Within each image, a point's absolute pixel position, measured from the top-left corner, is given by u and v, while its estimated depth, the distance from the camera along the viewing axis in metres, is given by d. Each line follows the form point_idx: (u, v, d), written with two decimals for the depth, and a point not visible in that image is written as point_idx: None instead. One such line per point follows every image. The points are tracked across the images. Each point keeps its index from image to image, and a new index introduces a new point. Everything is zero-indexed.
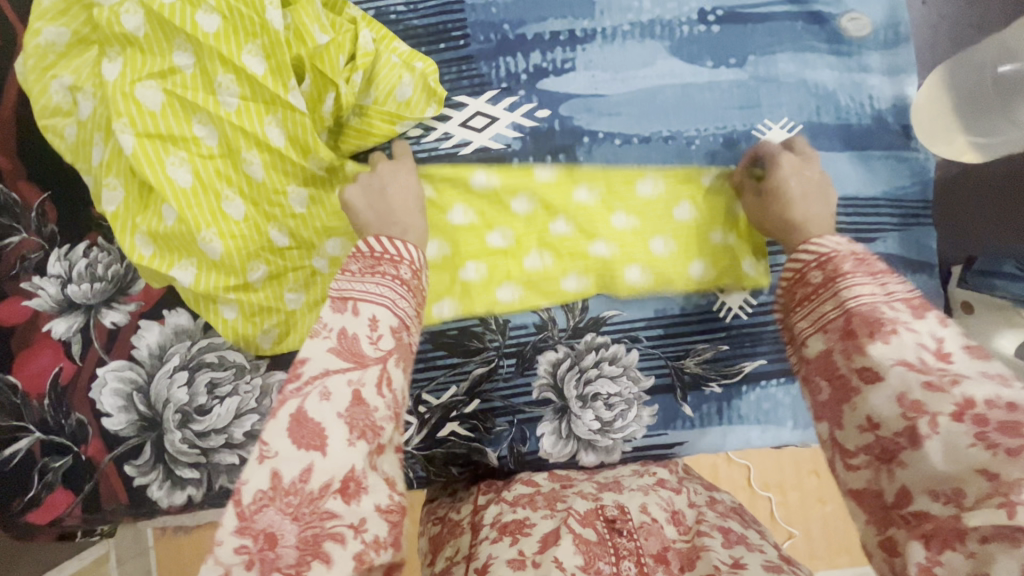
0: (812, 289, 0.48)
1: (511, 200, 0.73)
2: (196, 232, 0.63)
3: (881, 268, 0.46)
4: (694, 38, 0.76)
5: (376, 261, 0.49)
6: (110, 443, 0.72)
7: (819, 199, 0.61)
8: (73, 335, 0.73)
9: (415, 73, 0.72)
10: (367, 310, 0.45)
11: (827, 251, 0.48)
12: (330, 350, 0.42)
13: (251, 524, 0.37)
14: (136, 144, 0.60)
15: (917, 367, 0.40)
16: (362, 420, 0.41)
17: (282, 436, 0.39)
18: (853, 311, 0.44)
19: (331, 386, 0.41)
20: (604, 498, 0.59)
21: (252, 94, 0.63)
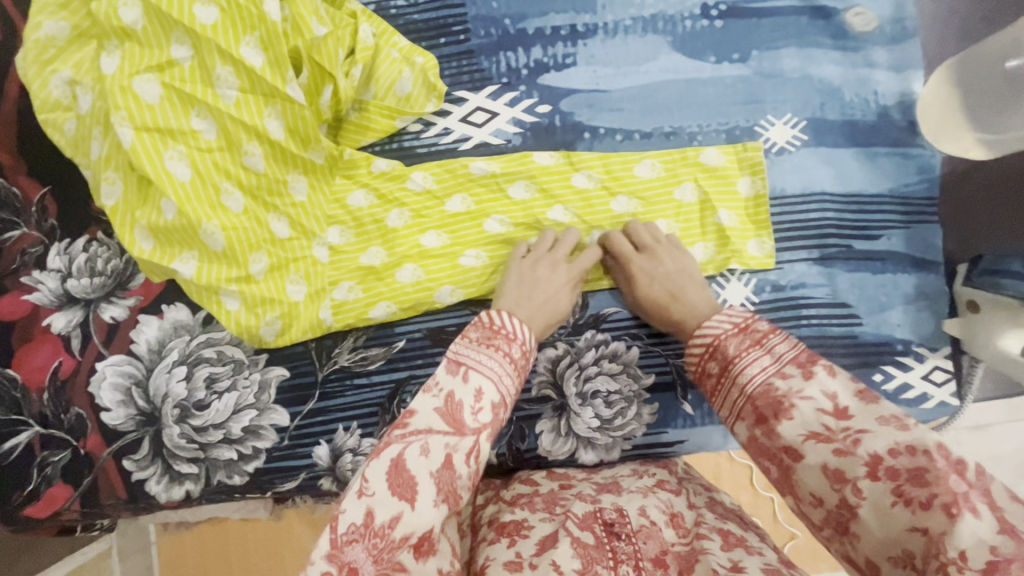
0: (715, 378, 0.52)
1: (508, 185, 0.73)
2: (198, 225, 0.62)
3: (762, 331, 0.50)
4: (697, 33, 0.75)
5: (494, 334, 0.58)
6: (109, 437, 0.72)
7: (685, 285, 0.67)
8: (73, 329, 0.73)
9: (416, 68, 0.72)
10: (475, 380, 0.53)
11: (712, 339, 0.52)
12: (436, 409, 0.50)
13: (339, 554, 0.41)
14: (135, 138, 0.59)
15: (823, 436, 0.42)
16: (449, 485, 0.47)
17: (380, 479, 0.45)
18: (754, 395, 0.47)
19: (431, 445, 0.47)
20: (602, 500, 0.59)
21: (251, 86, 0.63)
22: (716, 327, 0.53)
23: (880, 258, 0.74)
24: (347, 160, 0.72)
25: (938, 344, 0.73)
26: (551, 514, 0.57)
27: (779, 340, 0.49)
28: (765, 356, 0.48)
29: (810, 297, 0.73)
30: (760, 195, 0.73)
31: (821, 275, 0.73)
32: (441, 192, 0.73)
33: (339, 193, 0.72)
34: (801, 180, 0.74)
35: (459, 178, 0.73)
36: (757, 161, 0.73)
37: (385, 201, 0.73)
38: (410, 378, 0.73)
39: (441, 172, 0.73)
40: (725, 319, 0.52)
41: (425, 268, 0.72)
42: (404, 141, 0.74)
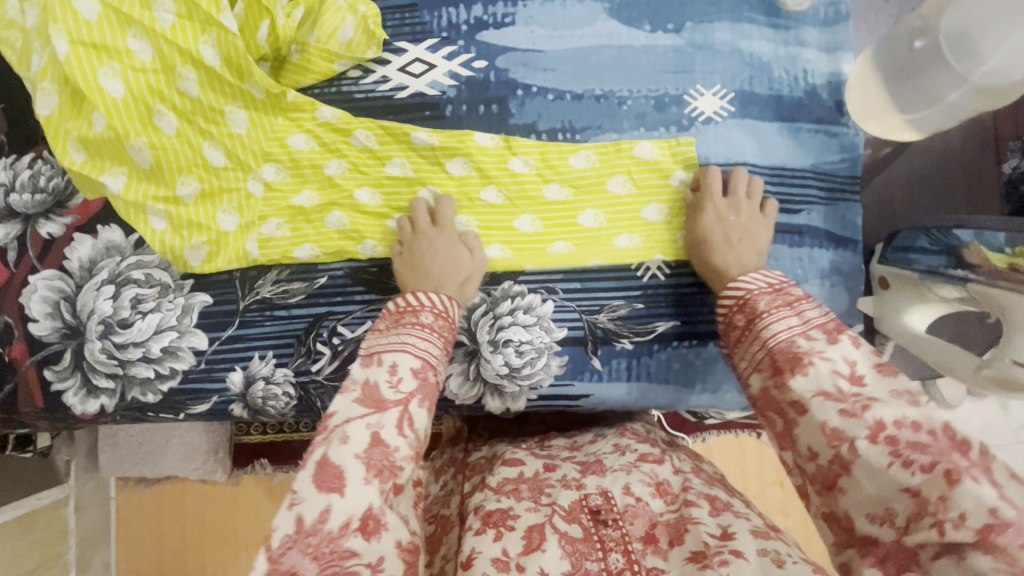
0: (740, 329, 0.59)
1: (447, 160, 0.75)
2: (126, 140, 0.66)
3: (795, 297, 0.57)
4: (634, 2, 0.77)
5: (401, 314, 0.61)
6: (34, 347, 0.74)
7: (743, 245, 0.69)
8: (10, 241, 0.75)
9: (358, 16, 0.75)
10: (389, 358, 0.54)
11: (743, 295, 0.60)
12: (354, 399, 0.50)
13: (278, 566, 0.41)
14: (70, 51, 0.62)
15: (832, 395, 0.47)
16: (380, 461, 0.47)
17: (307, 484, 0.45)
18: (775, 350, 0.53)
19: (348, 431, 0.48)
20: (586, 484, 0.58)
21: (188, 13, 0.66)
22: (751, 283, 0.60)
23: (799, 231, 0.75)
24: (290, 102, 0.74)
25: (852, 320, 0.74)
26: (536, 504, 0.55)
27: (811, 307, 0.55)
28: (793, 316, 0.54)
29: None
30: (692, 189, 0.74)
31: None
32: (381, 152, 0.75)
33: (280, 134, 0.75)
34: (724, 150, 0.75)
35: (400, 142, 0.75)
36: (689, 156, 0.74)
37: (326, 148, 0.75)
38: (328, 313, 0.75)
39: (385, 134, 0.75)
40: (762, 279, 0.60)
41: (355, 220, 0.75)
42: (343, 86, 0.77)
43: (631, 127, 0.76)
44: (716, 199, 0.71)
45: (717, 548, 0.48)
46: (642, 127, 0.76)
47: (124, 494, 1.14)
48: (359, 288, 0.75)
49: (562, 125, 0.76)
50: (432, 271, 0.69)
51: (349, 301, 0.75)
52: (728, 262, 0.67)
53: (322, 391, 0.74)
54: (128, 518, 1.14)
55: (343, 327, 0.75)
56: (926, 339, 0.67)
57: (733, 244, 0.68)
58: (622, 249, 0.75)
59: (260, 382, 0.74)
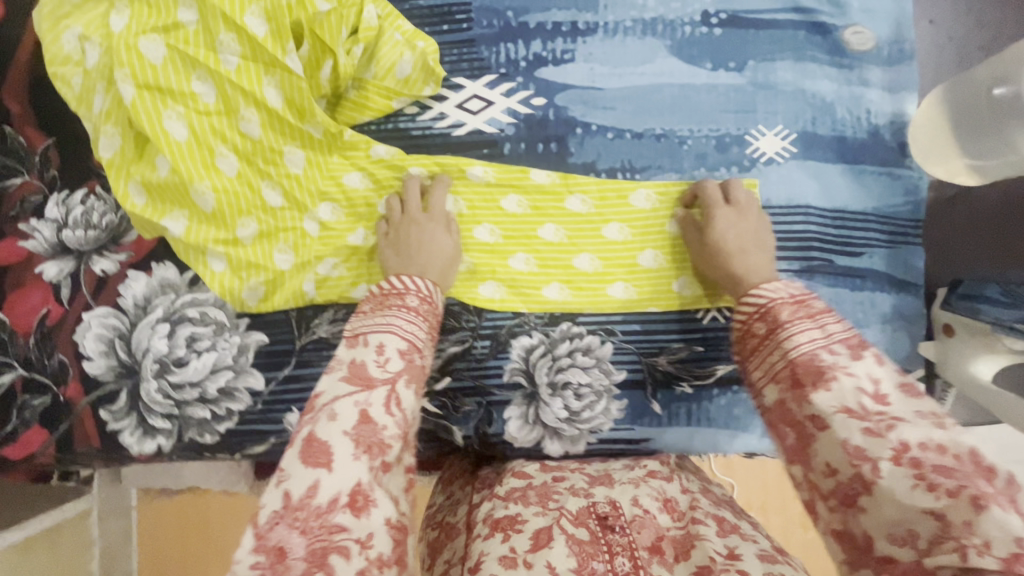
0: (758, 338, 0.54)
1: (502, 198, 0.74)
2: (190, 184, 0.65)
3: (818, 309, 0.52)
4: (695, 39, 0.76)
5: (386, 296, 0.61)
6: (89, 387, 0.74)
7: (755, 249, 0.66)
8: (63, 279, 0.75)
9: (416, 51, 0.73)
10: (376, 339, 0.55)
11: (765, 303, 0.55)
12: (342, 377, 0.51)
13: (265, 541, 0.43)
14: (136, 96, 0.62)
15: (856, 413, 0.44)
16: (369, 437, 0.48)
17: (295, 460, 0.46)
18: (796, 360, 0.50)
19: (337, 408, 0.49)
20: (595, 494, 0.60)
21: (252, 54, 0.65)
22: (772, 292, 0.55)
23: (861, 275, 0.74)
24: (346, 140, 0.72)
25: (911, 365, 0.74)
26: (544, 509, 0.56)
27: (836, 320, 0.51)
28: (815, 329, 0.50)
29: None
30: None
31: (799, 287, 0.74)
32: None
33: (335, 172, 0.72)
34: (786, 192, 0.74)
35: (456, 180, 0.74)
36: None
37: (381, 186, 0.73)
38: None
39: (438, 169, 0.74)
40: (783, 290, 0.55)
41: None
42: (399, 122, 0.76)
43: (692, 167, 0.75)
44: (720, 209, 0.69)
45: (724, 565, 0.48)
46: (703, 168, 0.75)
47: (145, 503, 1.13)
48: None
49: (621, 164, 0.75)
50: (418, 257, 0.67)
51: None
52: (748, 266, 0.64)
53: None
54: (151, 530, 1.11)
55: None
56: (994, 388, 0.69)
57: (749, 250, 0.65)
58: (680, 292, 0.74)
59: None
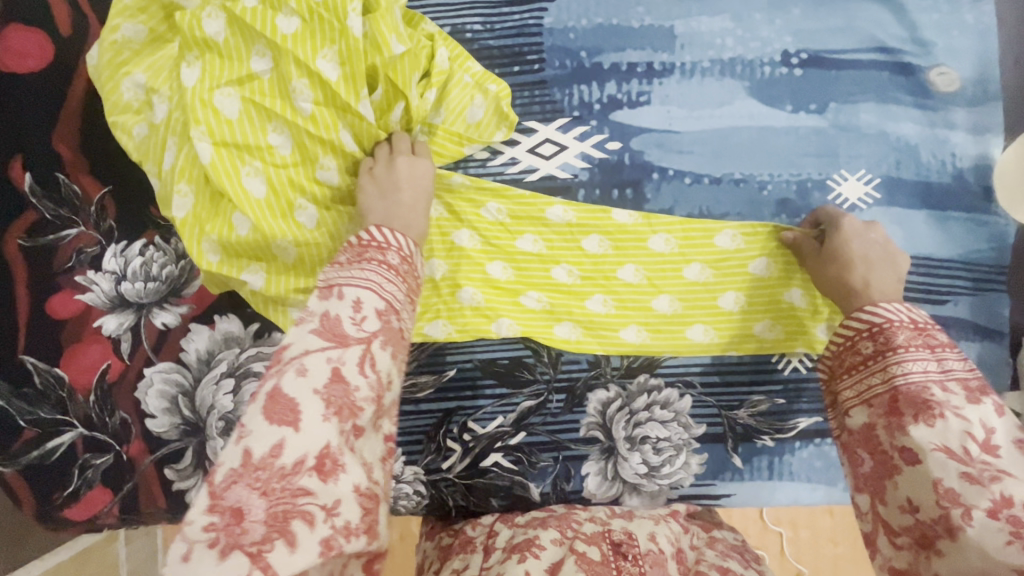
0: (862, 358, 0.52)
1: (583, 238, 0.72)
2: (272, 239, 0.63)
3: (939, 341, 0.50)
4: (775, 80, 0.73)
5: (363, 249, 0.50)
6: (153, 445, 0.72)
7: (882, 263, 0.61)
8: (124, 332, 0.72)
9: (488, 95, 0.71)
10: (351, 293, 0.46)
11: (880, 322, 0.52)
12: (312, 331, 0.43)
13: (220, 501, 0.36)
14: (213, 153, 0.60)
15: (958, 456, 0.42)
16: (341, 398, 0.40)
17: (257, 417, 0.38)
18: (901, 389, 0.48)
19: (309, 364, 0.41)
20: (613, 524, 0.61)
21: (325, 99, 0.61)
22: (889, 312, 0.52)
23: (945, 324, 0.73)
24: None
25: None
26: (561, 536, 0.57)
27: (956, 358, 0.48)
28: (932, 361, 0.48)
29: None
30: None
31: None
32: (513, 227, 0.72)
33: None
34: None
35: (534, 220, 0.72)
36: None
37: None
38: (457, 409, 0.72)
39: (519, 210, 0.72)
40: (903, 312, 0.52)
41: (488, 299, 0.72)
42: (470, 166, 0.73)
43: (772, 213, 0.73)
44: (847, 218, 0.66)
45: None
46: (784, 214, 0.73)
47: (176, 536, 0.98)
48: (490, 382, 0.73)
49: (700, 210, 0.73)
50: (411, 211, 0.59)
51: (479, 396, 0.73)
52: (871, 280, 0.59)
53: (454, 489, 0.72)
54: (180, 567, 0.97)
55: (473, 424, 0.72)
56: None
57: (875, 262, 0.61)
58: (762, 337, 0.72)
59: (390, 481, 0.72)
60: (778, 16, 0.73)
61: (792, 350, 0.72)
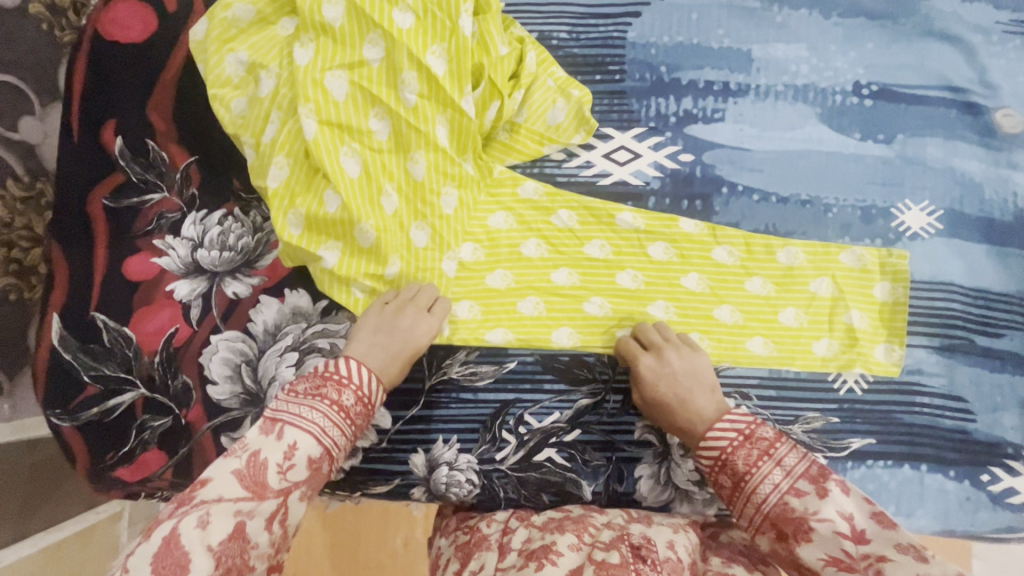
0: (729, 489, 0.56)
1: (649, 244, 0.74)
2: (357, 223, 0.64)
3: (767, 443, 0.56)
4: (845, 108, 0.76)
5: (324, 382, 0.60)
6: (211, 412, 0.72)
7: (705, 390, 0.66)
8: (195, 299, 0.74)
9: (570, 101, 0.74)
10: (289, 436, 0.55)
11: (720, 453, 0.57)
12: (234, 472, 0.51)
13: None
14: (318, 131, 0.62)
15: (841, 563, 0.48)
16: (235, 557, 0.48)
17: (146, 563, 0.45)
18: (771, 514, 0.52)
19: (212, 516, 0.48)
20: (631, 529, 0.63)
21: (430, 94, 0.64)
22: (723, 438, 0.57)
23: (1001, 357, 0.74)
24: (495, 178, 0.73)
25: None
26: (579, 542, 0.60)
27: (788, 452, 0.54)
28: (776, 470, 0.53)
29: (926, 386, 0.73)
30: (899, 302, 0.73)
31: (940, 365, 0.73)
32: (581, 232, 0.74)
33: (481, 213, 0.73)
34: (931, 268, 0.74)
35: (603, 223, 0.74)
36: (900, 269, 0.73)
37: (525, 227, 0.74)
38: (515, 401, 0.73)
39: (588, 212, 0.74)
40: (732, 428, 0.58)
41: (549, 304, 0.73)
42: (545, 168, 0.75)
43: (836, 236, 0.75)
44: (670, 350, 0.69)
45: None
46: (848, 237, 0.75)
47: None
48: (549, 377, 0.73)
49: (766, 227, 0.75)
50: (387, 348, 0.65)
51: (537, 390, 0.73)
52: (692, 420, 0.64)
53: (506, 481, 0.72)
54: None
55: (530, 417, 0.73)
56: None
57: (689, 399, 0.65)
58: (819, 354, 0.73)
59: (442, 467, 0.72)
60: (851, 49, 0.77)
61: (852, 368, 0.73)
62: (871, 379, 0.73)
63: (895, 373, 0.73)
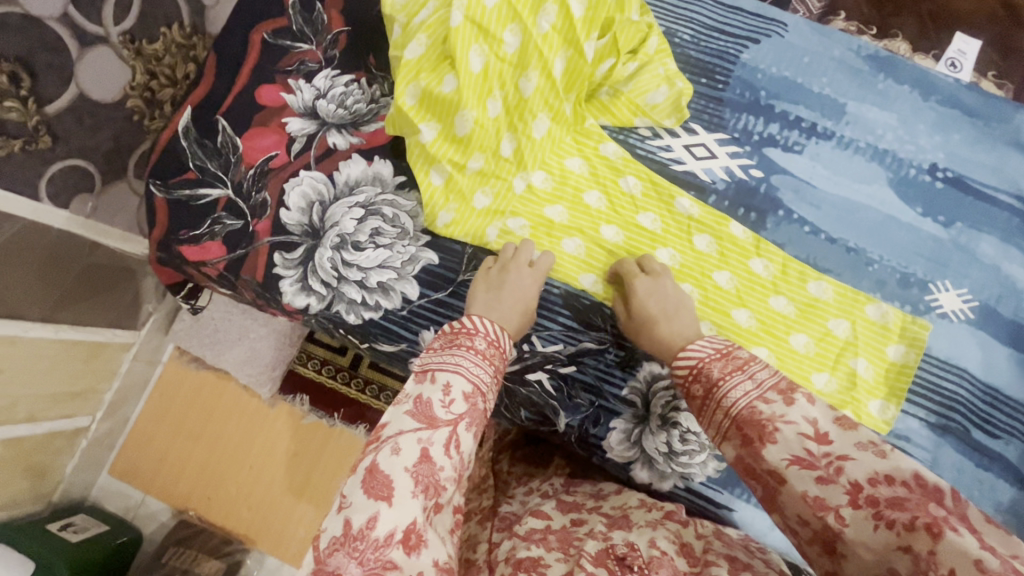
0: (700, 400, 0.57)
1: (696, 234, 0.80)
2: (462, 110, 0.74)
3: (742, 361, 0.57)
4: (916, 183, 0.81)
5: (456, 335, 0.63)
6: (276, 230, 0.81)
7: (678, 313, 0.70)
8: (301, 136, 0.84)
9: (673, 89, 0.82)
10: (443, 378, 0.58)
11: (696, 364, 0.59)
12: (407, 413, 0.56)
13: (324, 565, 0.48)
14: (462, 23, 0.72)
15: (805, 463, 0.47)
16: (428, 477, 0.53)
17: (357, 489, 0.52)
18: (738, 416, 0.52)
19: (400, 444, 0.53)
20: (613, 537, 0.61)
21: (562, 28, 0.74)
22: (699, 352, 0.60)
23: (992, 456, 0.75)
24: (584, 127, 0.82)
25: None
26: (565, 556, 0.59)
27: (761, 369, 0.55)
28: (747, 381, 0.54)
29: (908, 453, 0.75)
30: (908, 366, 0.76)
31: (929, 440, 0.75)
32: (640, 201, 0.81)
33: (562, 151, 0.81)
34: (949, 349, 0.77)
35: (662, 202, 0.81)
36: (919, 337, 0.76)
37: (594, 178, 0.81)
38: None
39: (653, 187, 0.81)
40: (708, 345, 0.60)
41: (588, 251, 0.80)
42: (630, 137, 0.83)
43: (869, 288, 0.79)
44: (639, 278, 0.74)
45: None
46: (881, 294, 0.79)
47: (172, 365, 1.33)
48: (566, 313, 0.79)
49: (806, 257, 0.80)
50: (505, 305, 0.70)
51: (552, 319, 0.79)
52: (676, 330, 0.68)
53: None
54: (165, 391, 1.32)
55: (536, 339, 0.78)
56: None
57: (673, 315, 0.70)
58: (817, 385, 0.76)
59: None
60: (939, 133, 0.82)
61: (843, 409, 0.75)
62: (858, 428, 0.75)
63: (882, 430, 0.75)
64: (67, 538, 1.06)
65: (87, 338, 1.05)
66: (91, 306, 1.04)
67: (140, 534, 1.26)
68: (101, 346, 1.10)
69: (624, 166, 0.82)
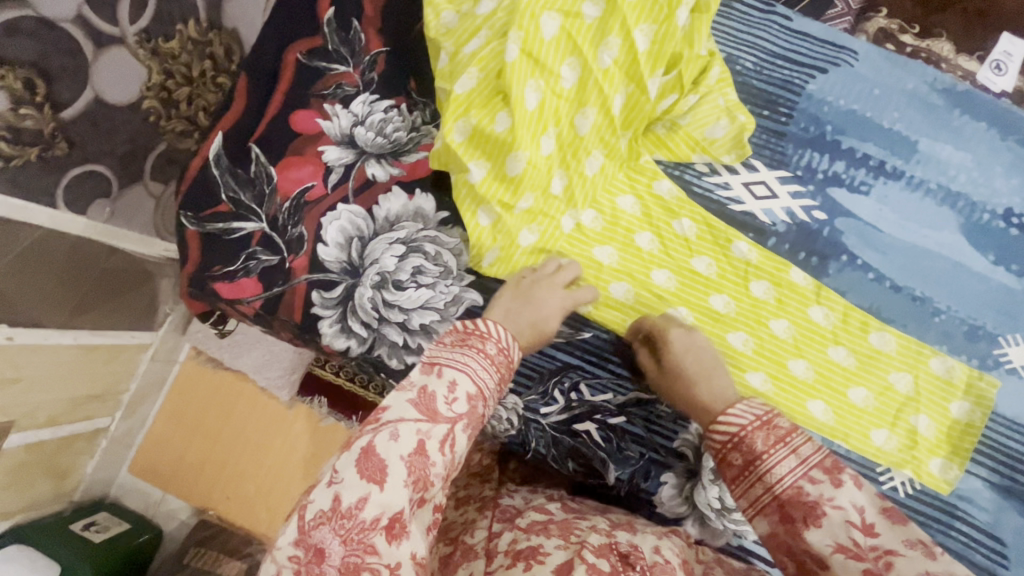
0: (738, 468, 0.54)
1: (753, 280, 0.76)
2: (515, 149, 0.69)
3: (787, 432, 0.53)
4: (988, 229, 0.77)
5: (467, 335, 0.58)
6: (314, 267, 0.78)
7: (717, 371, 0.67)
8: (338, 166, 0.80)
9: (734, 123, 0.75)
10: (449, 374, 0.54)
11: (737, 431, 0.55)
12: (409, 401, 0.52)
13: (307, 538, 0.47)
14: (518, 58, 0.68)
15: (850, 552, 0.46)
16: (420, 470, 0.50)
17: (350, 468, 0.49)
18: (782, 496, 0.50)
19: (400, 431, 0.50)
20: (617, 536, 0.60)
21: (625, 63, 0.70)
22: (741, 418, 0.56)
23: None
24: (638, 164, 0.78)
25: None
26: (566, 543, 0.57)
27: (806, 440, 0.52)
28: (791, 456, 0.52)
29: (970, 515, 0.72)
30: (973, 425, 0.73)
31: (991, 502, 0.72)
32: (695, 245, 0.77)
33: (613, 189, 0.77)
34: (1016, 408, 0.74)
35: (718, 245, 0.77)
36: (984, 394, 0.73)
37: (647, 220, 0.77)
38: (577, 367, 0.76)
39: (707, 230, 0.77)
40: (749, 410, 0.56)
41: (639, 296, 0.76)
42: (686, 173, 0.78)
43: (934, 340, 0.75)
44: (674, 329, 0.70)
45: None
46: (947, 346, 0.75)
47: (190, 362, 1.30)
48: (616, 360, 0.76)
49: (869, 305, 0.76)
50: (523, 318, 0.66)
51: (600, 366, 0.76)
52: (714, 394, 0.64)
53: (542, 435, 0.76)
54: (183, 389, 1.30)
55: (585, 387, 0.76)
56: None
57: (711, 373, 0.66)
58: (876, 442, 0.73)
59: None
60: (1017, 176, 0.78)
61: (900, 467, 0.73)
62: (917, 487, 0.72)
63: (942, 490, 0.72)
64: (91, 538, 1.06)
65: (105, 343, 1.03)
66: (109, 312, 1.02)
67: (162, 532, 1.24)
68: (120, 349, 1.08)
69: (679, 206, 0.77)
